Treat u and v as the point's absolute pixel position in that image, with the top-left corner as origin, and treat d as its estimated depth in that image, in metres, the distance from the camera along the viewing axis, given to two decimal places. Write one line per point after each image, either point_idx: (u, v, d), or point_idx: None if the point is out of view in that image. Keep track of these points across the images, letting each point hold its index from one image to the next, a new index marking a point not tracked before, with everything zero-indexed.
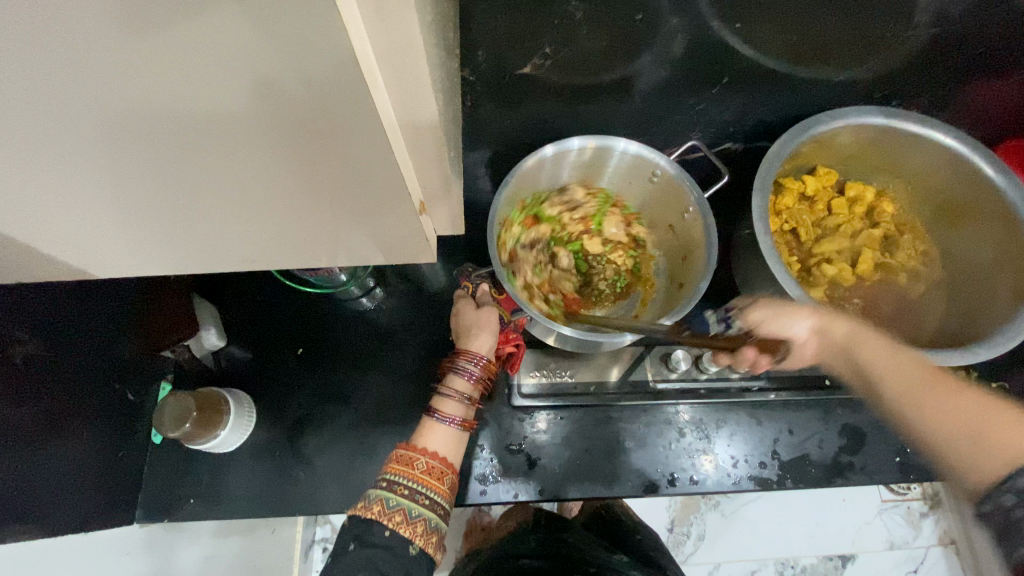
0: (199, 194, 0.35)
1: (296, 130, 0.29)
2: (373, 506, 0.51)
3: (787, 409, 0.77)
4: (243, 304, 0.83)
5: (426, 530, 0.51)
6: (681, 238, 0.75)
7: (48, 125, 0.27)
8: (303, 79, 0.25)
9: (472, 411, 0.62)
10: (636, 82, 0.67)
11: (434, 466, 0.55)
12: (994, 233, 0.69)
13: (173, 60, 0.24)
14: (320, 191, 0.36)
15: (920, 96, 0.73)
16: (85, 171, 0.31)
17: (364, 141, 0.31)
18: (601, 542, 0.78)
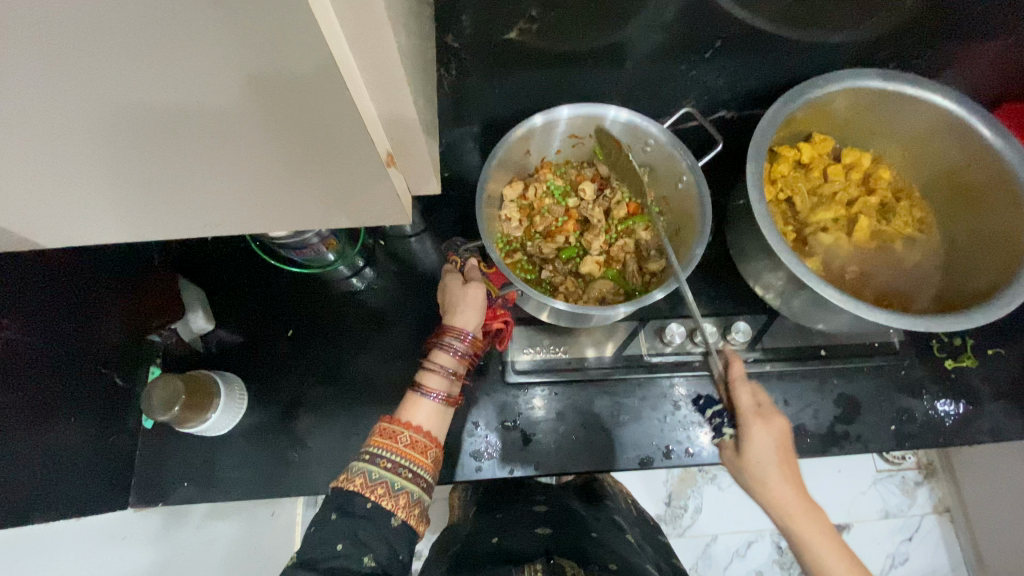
0: (171, 164, 0.35)
1: (274, 104, 0.30)
2: (354, 479, 0.50)
3: (783, 379, 0.76)
4: (231, 286, 0.81)
5: (408, 503, 0.51)
6: (674, 210, 0.74)
7: (17, 97, 0.27)
8: (272, 54, 0.26)
9: (457, 387, 0.60)
10: (624, 48, 0.65)
11: (418, 440, 0.54)
12: (990, 197, 0.68)
13: (149, 37, 0.25)
14: (300, 165, 0.36)
15: (919, 59, 0.71)
16: (54, 138, 0.31)
17: (342, 114, 0.31)
18: (609, 519, 0.76)
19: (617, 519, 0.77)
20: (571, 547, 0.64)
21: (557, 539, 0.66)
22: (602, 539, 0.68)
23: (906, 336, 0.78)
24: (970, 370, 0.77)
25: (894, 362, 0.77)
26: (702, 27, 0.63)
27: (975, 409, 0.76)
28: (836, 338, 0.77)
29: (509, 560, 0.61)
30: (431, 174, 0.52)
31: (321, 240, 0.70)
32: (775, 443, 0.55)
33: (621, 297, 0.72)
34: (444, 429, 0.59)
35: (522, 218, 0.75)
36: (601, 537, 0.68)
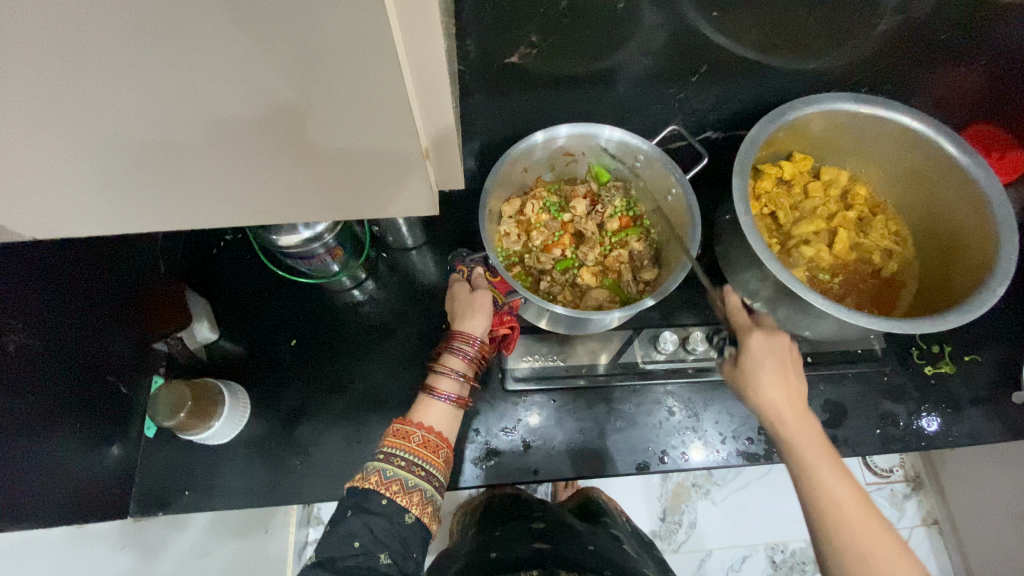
0: (205, 159, 0.38)
1: (299, 97, 0.33)
2: (370, 477, 0.51)
3: None
4: (235, 297, 0.83)
5: (422, 501, 0.52)
6: (663, 220, 0.77)
7: (74, 97, 0.30)
8: (321, 51, 0.29)
9: (467, 390, 0.62)
10: (616, 72, 0.70)
11: (430, 439, 0.55)
12: (959, 210, 0.73)
13: (198, 35, 0.28)
14: (319, 156, 0.38)
15: (889, 83, 0.76)
16: (104, 137, 0.34)
17: (362, 104, 0.34)
18: (606, 532, 0.78)
19: (610, 531, 0.79)
20: (570, 561, 0.65)
21: (555, 553, 0.66)
22: (600, 550, 0.69)
23: (886, 344, 0.82)
24: (949, 376, 0.81)
25: (877, 368, 0.80)
26: (688, 53, 0.68)
27: (955, 413, 0.79)
28: (821, 345, 0.80)
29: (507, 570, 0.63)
30: (447, 164, 0.56)
31: (328, 250, 0.72)
32: (777, 360, 0.58)
33: (616, 303, 0.74)
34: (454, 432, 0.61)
35: (520, 233, 0.78)
36: (599, 548, 0.70)
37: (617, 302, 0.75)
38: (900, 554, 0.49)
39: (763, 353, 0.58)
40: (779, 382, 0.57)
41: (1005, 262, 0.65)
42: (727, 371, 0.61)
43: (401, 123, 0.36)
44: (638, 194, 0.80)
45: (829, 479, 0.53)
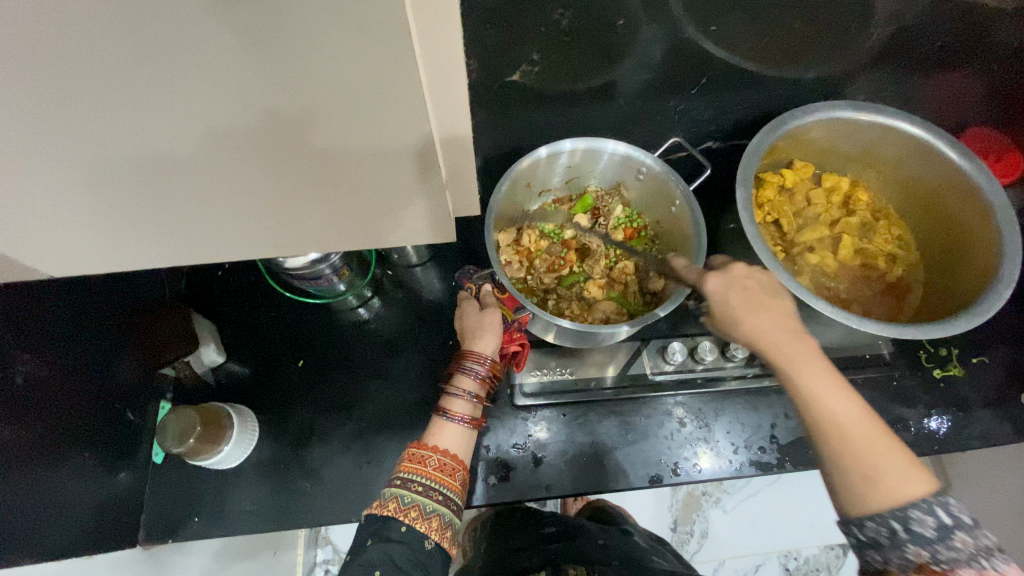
0: (213, 196, 0.37)
1: (309, 126, 0.32)
2: (388, 504, 0.51)
3: (781, 393, 0.79)
4: (240, 320, 0.83)
5: (440, 526, 0.52)
6: (668, 233, 0.77)
7: (82, 137, 0.30)
8: (335, 79, 0.29)
9: (480, 409, 0.61)
10: (618, 86, 0.71)
11: (446, 462, 0.55)
12: (961, 213, 0.73)
13: (208, 67, 0.27)
14: (324, 185, 0.38)
15: (886, 89, 0.77)
16: (111, 178, 0.34)
17: (369, 129, 0.33)
18: (618, 527, 0.79)
19: (621, 527, 0.80)
20: (582, 560, 0.64)
21: (567, 554, 0.66)
22: (612, 549, 0.68)
23: (895, 348, 0.81)
24: (957, 379, 0.81)
25: (886, 373, 0.80)
26: (688, 66, 0.68)
27: (966, 415, 0.79)
28: (830, 352, 0.80)
29: None
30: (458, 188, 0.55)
31: (334, 271, 0.72)
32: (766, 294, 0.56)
33: (624, 316, 0.74)
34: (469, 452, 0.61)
35: (521, 262, 0.77)
36: (610, 544, 0.71)
37: (625, 315, 0.74)
38: (908, 462, 0.48)
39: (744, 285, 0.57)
40: (768, 314, 0.55)
41: (1010, 263, 0.65)
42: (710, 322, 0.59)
43: (409, 147, 0.35)
44: (641, 207, 0.80)
45: (834, 406, 0.51)
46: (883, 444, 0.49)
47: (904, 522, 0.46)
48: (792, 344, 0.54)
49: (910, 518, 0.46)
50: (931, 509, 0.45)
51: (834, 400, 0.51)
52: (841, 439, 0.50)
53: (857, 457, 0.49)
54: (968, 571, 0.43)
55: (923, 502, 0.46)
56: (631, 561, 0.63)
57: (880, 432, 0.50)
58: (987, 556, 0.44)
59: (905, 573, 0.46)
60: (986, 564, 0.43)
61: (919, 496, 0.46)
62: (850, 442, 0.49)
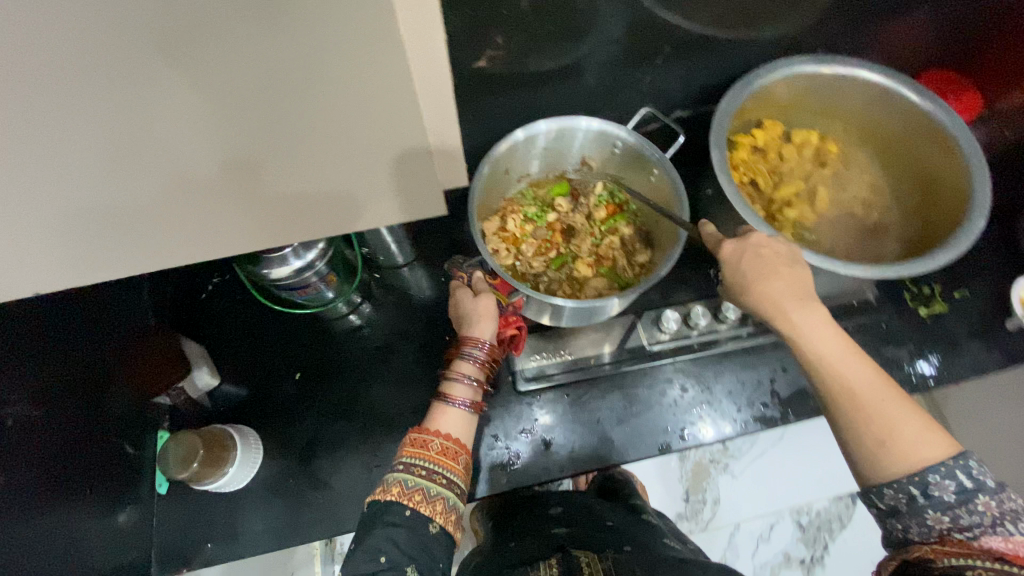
0: (188, 231, 0.34)
1: (274, 118, 0.30)
2: (391, 489, 0.51)
3: (777, 348, 0.80)
4: (231, 340, 0.81)
5: (445, 509, 0.52)
6: (650, 204, 0.77)
7: (40, 170, 0.28)
8: (293, 45, 0.28)
9: (480, 394, 0.61)
10: (585, 63, 0.71)
11: (448, 446, 0.55)
12: (930, 152, 0.75)
13: (163, 57, 0.26)
14: (304, 197, 0.35)
15: (844, 41, 0.79)
16: (75, 222, 0.31)
17: (340, 130, 0.32)
18: (623, 507, 0.78)
19: (627, 506, 0.78)
20: (587, 540, 0.63)
21: (570, 534, 0.65)
22: (620, 529, 0.66)
23: (880, 292, 0.83)
24: (943, 314, 0.83)
25: (874, 317, 0.82)
26: (652, 36, 0.69)
27: (954, 348, 0.81)
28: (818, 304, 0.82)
29: (521, 560, 0.60)
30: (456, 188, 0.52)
31: (321, 277, 0.71)
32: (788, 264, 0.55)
33: (616, 290, 0.75)
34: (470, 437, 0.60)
35: (509, 247, 0.78)
36: (617, 525, 0.68)
37: (617, 289, 0.75)
38: (926, 426, 0.48)
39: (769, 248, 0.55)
40: (790, 281, 0.53)
41: (980, 193, 0.67)
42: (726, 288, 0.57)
43: (387, 152, 0.34)
44: (621, 182, 0.80)
45: (847, 373, 0.50)
46: (901, 412, 0.48)
47: (921, 488, 0.46)
48: (811, 312, 0.52)
49: (929, 483, 0.46)
50: (951, 474, 0.45)
51: (853, 366, 0.50)
52: (858, 403, 0.49)
53: (876, 426, 0.48)
54: (993, 537, 0.43)
55: (943, 467, 0.46)
56: (640, 545, 0.61)
57: (896, 396, 0.49)
58: (1013, 521, 0.43)
59: (924, 539, 0.46)
60: (1011, 528, 0.43)
61: (937, 459, 0.46)
62: (864, 408, 0.49)
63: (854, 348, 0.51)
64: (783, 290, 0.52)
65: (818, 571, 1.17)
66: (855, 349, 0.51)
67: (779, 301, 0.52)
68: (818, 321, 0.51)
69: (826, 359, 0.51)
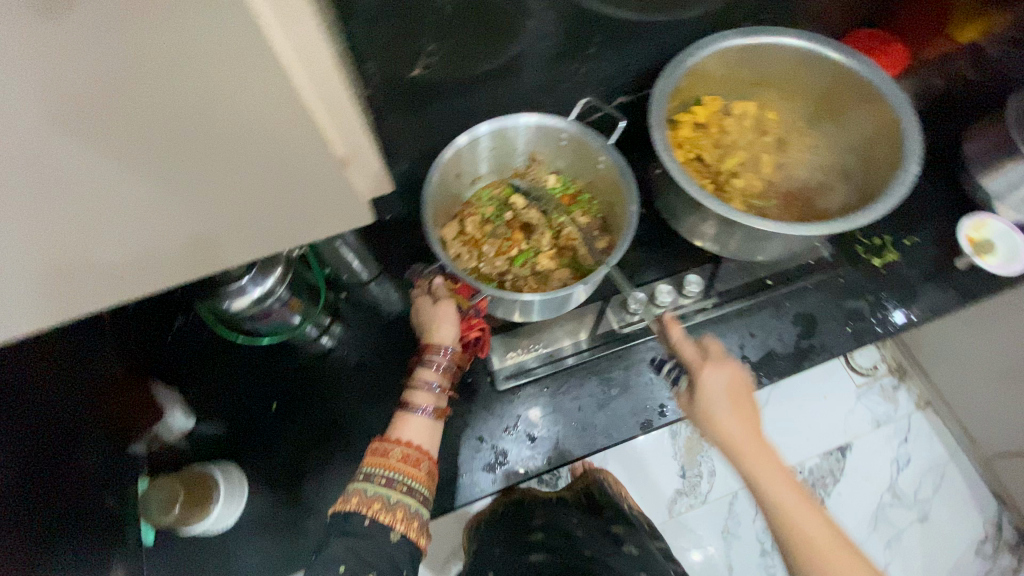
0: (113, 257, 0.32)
1: (186, 136, 0.27)
2: (350, 498, 0.52)
3: (743, 315, 0.82)
4: (202, 378, 0.80)
5: (406, 516, 0.52)
6: (603, 191, 0.79)
7: None
8: (188, 61, 0.24)
9: (443, 400, 0.62)
10: (520, 61, 0.72)
11: (409, 453, 0.55)
12: (860, 108, 0.77)
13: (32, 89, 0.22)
14: (237, 207, 0.33)
15: (768, 11, 0.81)
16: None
17: (264, 139, 0.29)
18: (603, 533, 0.75)
19: (598, 531, 0.75)
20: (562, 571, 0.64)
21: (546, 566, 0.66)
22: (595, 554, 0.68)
23: (834, 248, 0.86)
24: (896, 262, 0.86)
25: (831, 272, 0.85)
26: (582, 27, 0.70)
27: (911, 292, 0.84)
28: (776, 267, 0.84)
29: None
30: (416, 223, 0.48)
31: (284, 303, 0.70)
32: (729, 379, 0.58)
33: (580, 278, 0.76)
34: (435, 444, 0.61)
35: (471, 250, 0.78)
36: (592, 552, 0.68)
37: (580, 277, 0.76)
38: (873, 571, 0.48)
39: (722, 379, 0.58)
40: (728, 408, 0.56)
41: (910, 143, 0.70)
42: (687, 406, 0.60)
43: (320, 155, 0.32)
44: (573, 173, 0.81)
45: (788, 510, 0.51)
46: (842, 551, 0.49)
47: None
48: (764, 465, 0.54)
49: None
50: None
51: (795, 509, 0.51)
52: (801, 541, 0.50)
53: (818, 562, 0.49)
54: None
55: None
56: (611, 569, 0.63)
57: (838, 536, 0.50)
58: None
59: None
60: None
61: None
62: (806, 550, 0.50)
63: (811, 506, 0.52)
64: (732, 427, 0.55)
65: None
66: (809, 504, 0.52)
67: (731, 442, 0.55)
68: (761, 462, 0.54)
69: (779, 501, 0.52)
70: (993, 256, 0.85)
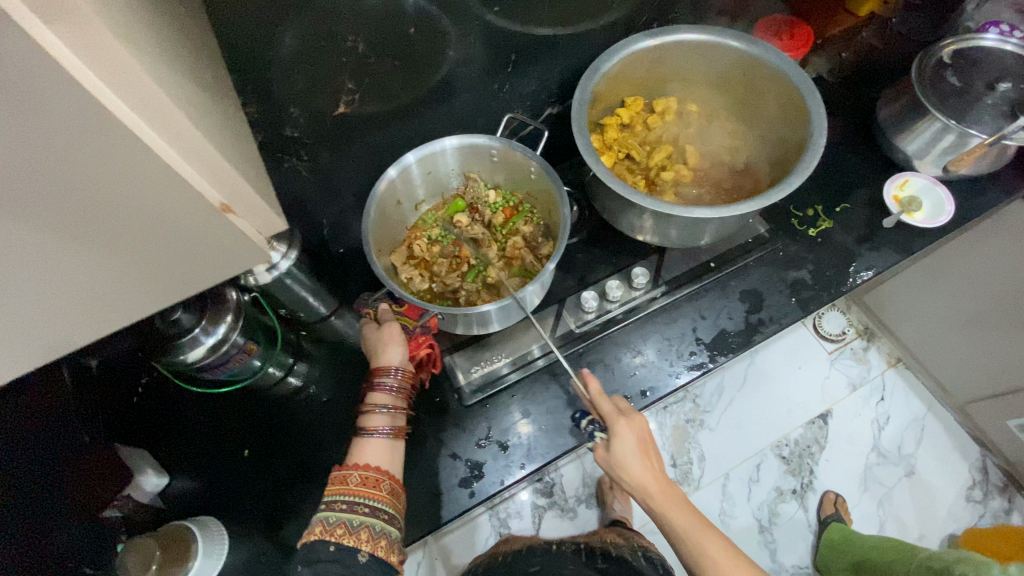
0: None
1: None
2: (314, 528, 0.54)
3: (692, 300, 0.85)
4: (172, 435, 0.81)
5: (372, 536, 0.54)
6: (541, 199, 0.82)
7: None
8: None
9: (399, 419, 0.64)
10: (441, 88, 0.75)
11: (368, 476, 0.58)
12: (769, 90, 0.81)
13: None
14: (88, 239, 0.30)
15: (672, 12, 0.86)
16: None
17: (94, 158, 0.27)
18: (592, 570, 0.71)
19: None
20: None
21: None
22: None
23: (770, 225, 0.90)
24: (831, 229, 0.90)
25: (770, 247, 0.88)
26: (494, 49, 0.74)
27: (848, 255, 0.88)
28: (718, 250, 0.88)
29: None
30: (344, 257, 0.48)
31: (241, 349, 0.71)
32: (638, 437, 0.63)
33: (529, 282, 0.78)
34: (398, 463, 0.63)
35: (422, 272, 0.80)
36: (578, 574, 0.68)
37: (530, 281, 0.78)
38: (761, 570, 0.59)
39: (633, 433, 0.63)
40: (639, 464, 0.62)
41: (816, 116, 0.74)
42: (602, 456, 0.65)
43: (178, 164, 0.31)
44: (511, 186, 0.84)
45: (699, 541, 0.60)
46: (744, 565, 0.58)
47: None
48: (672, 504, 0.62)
49: None
50: None
51: (703, 538, 0.60)
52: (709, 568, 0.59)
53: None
54: None
55: None
56: None
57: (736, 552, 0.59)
58: None
59: None
60: None
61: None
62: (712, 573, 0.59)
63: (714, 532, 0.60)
64: (643, 477, 0.62)
65: (811, 496, 1.22)
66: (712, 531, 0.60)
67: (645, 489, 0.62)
68: (669, 502, 0.61)
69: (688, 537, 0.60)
70: (919, 211, 0.89)
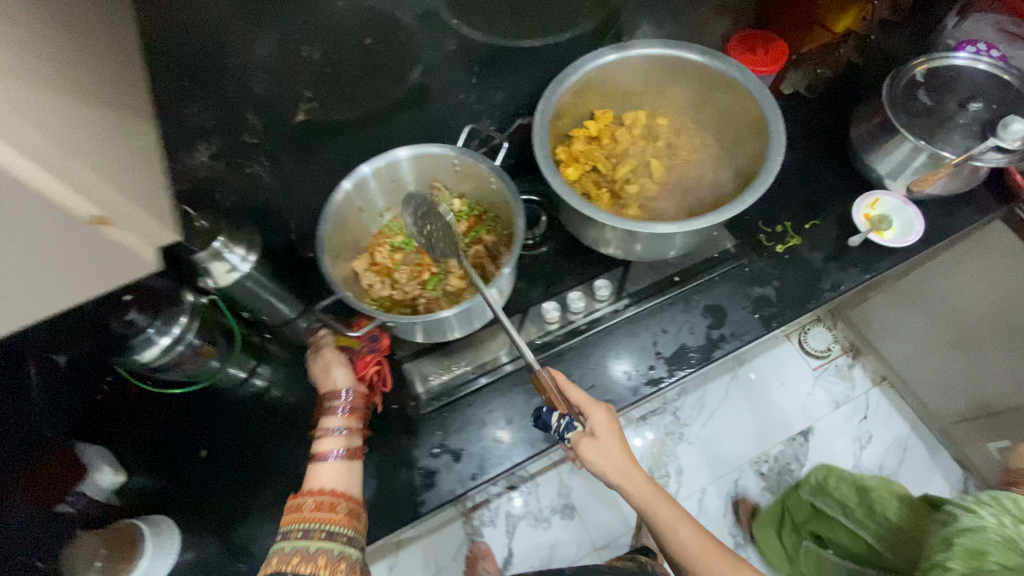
0: None
1: None
2: (272, 561, 0.54)
3: (654, 314, 0.85)
4: (132, 434, 0.82)
5: (330, 560, 0.55)
6: (501, 209, 0.82)
7: None
8: None
9: (354, 441, 0.67)
10: (403, 99, 0.76)
11: (323, 500, 0.59)
12: (733, 105, 0.82)
13: None
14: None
15: (640, 26, 0.86)
16: None
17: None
18: None
19: None
20: None
21: None
22: None
23: (738, 240, 0.90)
24: (799, 246, 0.90)
25: (737, 263, 0.88)
26: (458, 60, 0.74)
27: (816, 273, 0.88)
28: (684, 264, 0.86)
29: None
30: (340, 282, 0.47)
31: (194, 351, 0.72)
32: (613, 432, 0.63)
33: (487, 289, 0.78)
34: (358, 484, 0.64)
35: (383, 279, 0.81)
36: None
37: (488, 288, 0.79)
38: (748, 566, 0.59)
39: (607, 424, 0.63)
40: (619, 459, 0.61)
41: (775, 134, 0.74)
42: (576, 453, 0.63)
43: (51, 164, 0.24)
44: (474, 196, 0.85)
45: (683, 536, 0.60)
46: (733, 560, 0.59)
47: None
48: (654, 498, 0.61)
49: None
50: None
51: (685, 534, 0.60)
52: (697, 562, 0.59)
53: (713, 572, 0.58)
54: None
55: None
56: None
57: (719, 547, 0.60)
58: None
59: None
60: None
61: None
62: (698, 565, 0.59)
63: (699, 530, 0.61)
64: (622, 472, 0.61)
65: None
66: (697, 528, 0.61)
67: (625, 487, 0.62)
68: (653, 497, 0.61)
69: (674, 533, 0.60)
70: (889, 230, 0.88)
